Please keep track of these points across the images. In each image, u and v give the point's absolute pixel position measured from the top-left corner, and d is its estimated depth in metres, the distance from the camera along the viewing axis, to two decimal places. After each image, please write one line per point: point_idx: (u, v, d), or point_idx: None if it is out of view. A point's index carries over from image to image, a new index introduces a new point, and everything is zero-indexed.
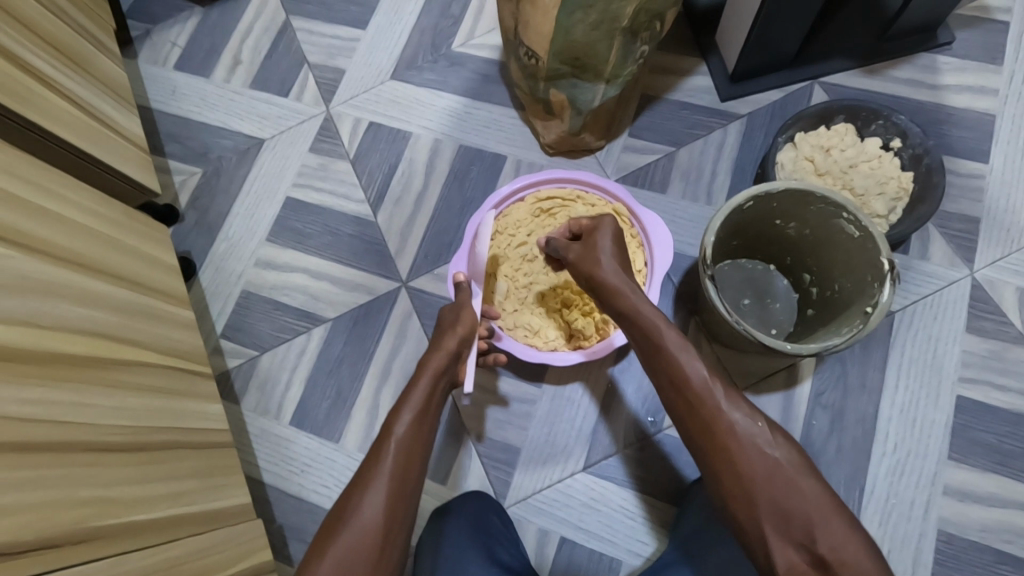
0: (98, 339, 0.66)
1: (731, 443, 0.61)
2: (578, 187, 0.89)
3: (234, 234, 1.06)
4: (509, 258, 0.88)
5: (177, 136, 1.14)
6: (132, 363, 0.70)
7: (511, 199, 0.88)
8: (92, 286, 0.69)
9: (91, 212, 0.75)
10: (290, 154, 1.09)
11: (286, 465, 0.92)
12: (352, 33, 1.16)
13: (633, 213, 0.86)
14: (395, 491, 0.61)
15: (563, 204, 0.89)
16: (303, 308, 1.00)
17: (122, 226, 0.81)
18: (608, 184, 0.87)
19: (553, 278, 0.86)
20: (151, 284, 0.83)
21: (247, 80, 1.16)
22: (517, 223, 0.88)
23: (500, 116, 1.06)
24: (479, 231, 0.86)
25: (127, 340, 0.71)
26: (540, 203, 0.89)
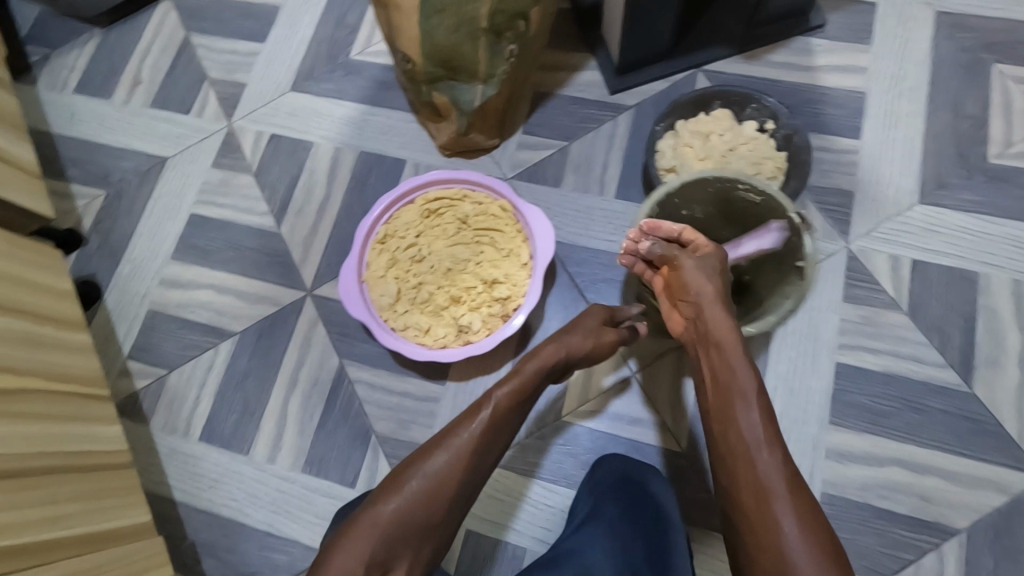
0: None
1: (736, 445, 0.60)
2: (465, 186, 0.91)
3: (138, 254, 1.05)
4: (400, 260, 0.89)
5: (78, 160, 1.13)
6: (14, 391, 0.70)
7: (401, 201, 0.90)
8: None
9: None
10: (192, 172, 1.09)
11: (196, 482, 0.92)
12: (251, 47, 1.16)
13: (518, 208, 0.89)
14: (468, 449, 0.63)
15: (451, 203, 0.91)
16: (209, 324, 1.00)
17: (9, 254, 0.81)
18: (492, 182, 0.90)
19: (442, 276, 0.88)
20: (40, 311, 0.83)
21: (148, 99, 1.16)
22: (406, 225, 0.89)
23: (398, 121, 1.07)
24: (369, 236, 0.88)
25: (9, 367, 0.71)
26: (429, 204, 0.91)
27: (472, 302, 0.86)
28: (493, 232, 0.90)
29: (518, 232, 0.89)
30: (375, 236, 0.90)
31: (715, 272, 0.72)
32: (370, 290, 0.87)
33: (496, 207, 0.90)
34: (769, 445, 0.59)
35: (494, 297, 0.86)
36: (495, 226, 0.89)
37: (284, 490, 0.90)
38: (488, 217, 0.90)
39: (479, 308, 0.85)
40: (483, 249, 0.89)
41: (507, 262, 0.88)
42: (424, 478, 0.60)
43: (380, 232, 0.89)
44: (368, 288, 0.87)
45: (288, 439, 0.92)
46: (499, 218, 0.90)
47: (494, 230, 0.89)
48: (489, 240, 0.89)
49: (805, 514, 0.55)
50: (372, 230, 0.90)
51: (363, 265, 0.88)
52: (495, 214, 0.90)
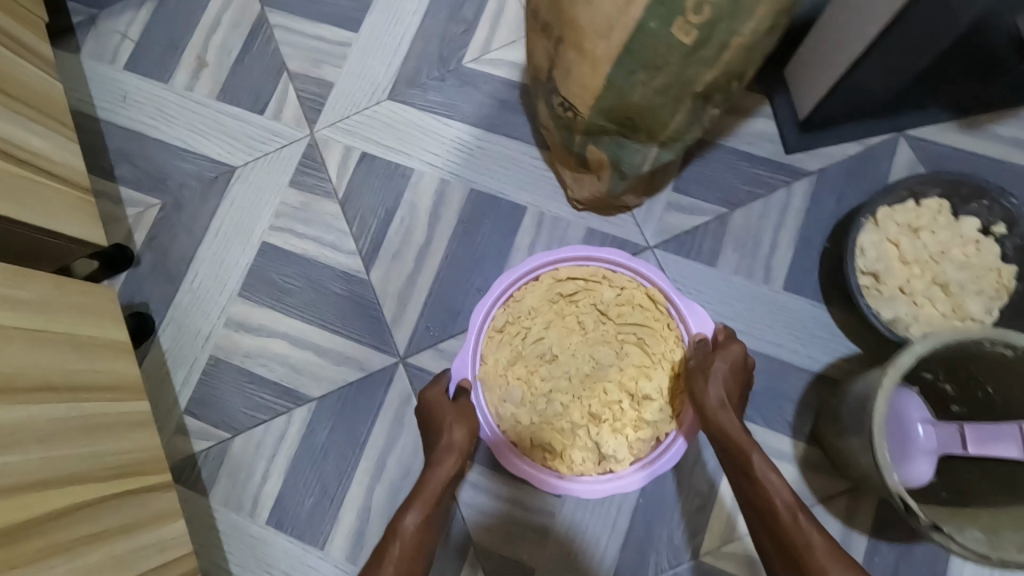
0: (14, 496, 0.52)
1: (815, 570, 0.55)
2: (605, 266, 0.80)
3: (200, 285, 0.89)
4: (524, 356, 0.79)
5: (129, 156, 0.95)
6: (63, 514, 0.56)
7: (527, 276, 0.80)
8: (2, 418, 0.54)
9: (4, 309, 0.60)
10: (266, 189, 0.91)
11: (262, 572, 0.80)
12: (342, 36, 0.96)
13: (670, 300, 0.79)
14: (427, 501, 0.67)
15: (587, 286, 0.80)
16: (282, 383, 0.85)
17: (48, 315, 0.65)
18: (641, 267, 0.79)
19: (578, 383, 0.79)
20: (93, 382, 0.68)
21: (214, 88, 0.96)
22: (531, 311, 0.79)
23: (519, 155, 0.88)
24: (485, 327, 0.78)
25: (53, 479, 0.57)
26: (560, 282, 0.80)
27: (614, 419, 0.78)
28: (640, 326, 0.79)
29: (668, 328, 0.79)
30: (491, 324, 0.79)
31: (721, 366, 0.70)
32: (487, 390, 0.79)
33: (643, 294, 0.79)
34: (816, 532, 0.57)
35: (639, 417, 0.77)
36: (644, 322, 0.79)
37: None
38: (633, 308, 0.79)
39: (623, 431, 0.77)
40: (626, 350, 0.79)
41: (655, 368, 0.78)
42: None
43: (500, 321, 0.79)
44: (483, 389, 0.78)
45: (373, 536, 0.79)
46: (647, 308, 0.79)
47: (639, 323, 0.79)
48: (635, 337, 0.79)
49: None
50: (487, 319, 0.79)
51: (477, 361, 0.78)
52: (642, 305, 0.79)
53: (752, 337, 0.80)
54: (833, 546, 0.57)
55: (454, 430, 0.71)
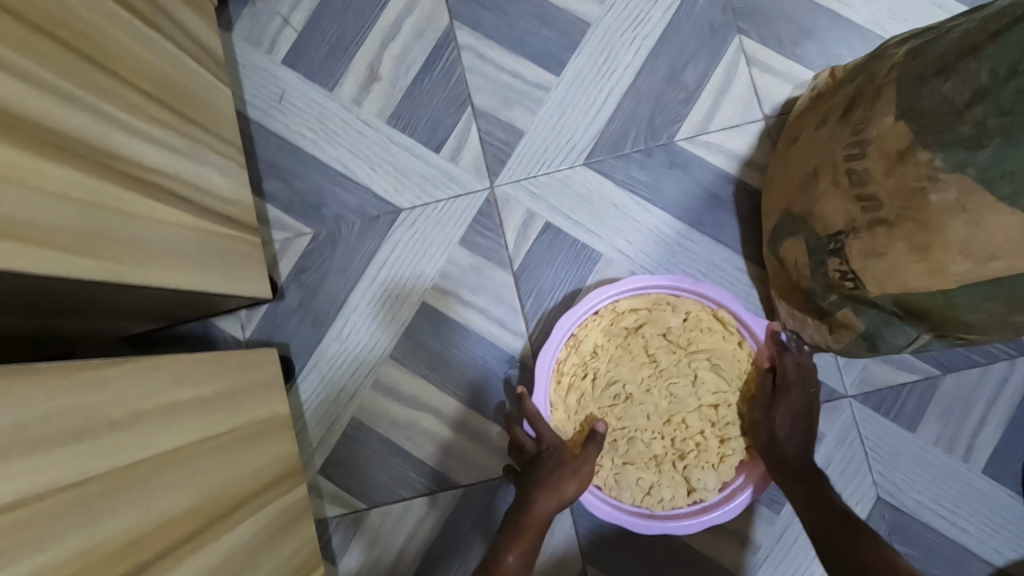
0: None
1: None
2: (668, 292, 0.71)
3: (349, 336, 0.82)
4: (597, 396, 0.71)
5: (282, 170, 0.84)
6: None
7: (585, 313, 0.70)
8: (218, 558, 0.49)
9: (209, 406, 0.54)
10: (434, 241, 0.82)
11: None
12: (541, 76, 0.84)
13: (741, 319, 0.70)
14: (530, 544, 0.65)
15: (650, 315, 0.71)
16: (428, 462, 0.80)
17: (240, 398, 0.59)
18: (707, 289, 0.69)
19: (657, 419, 0.71)
20: (278, 471, 0.63)
21: (387, 109, 0.84)
22: (595, 351, 0.71)
23: (721, 263, 0.80)
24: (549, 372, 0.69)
25: None
26: (623, 316, 0.71)
27: (698, 454, 0.71)
28: (713, 352, 0.71)
29: (738, 347, 0.71)
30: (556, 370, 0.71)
31: (789, 415, 0.67)
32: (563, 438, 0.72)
33: (711, 317, 0.71)
34: None
35: (724, 445, 0.71)
36: (715, 346, 0.71)
37: None
38: (702, 333, 0.71)
39: (710, 462, 0.71)
40: (702, 377, 0.71)
41: (732, 394, 0.72)
42: None
43: (565, 366, 0.70)
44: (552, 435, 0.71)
45: None
46: (715, 331, 0.71)
47: (711, 348, 0.71)
48: (709, 364, 0.71)
49: None
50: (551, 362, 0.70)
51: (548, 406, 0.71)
52: (710, 329, 0.71)
53: (938, 516, 0.75)
54: None
55: (564, 474, 0.66)
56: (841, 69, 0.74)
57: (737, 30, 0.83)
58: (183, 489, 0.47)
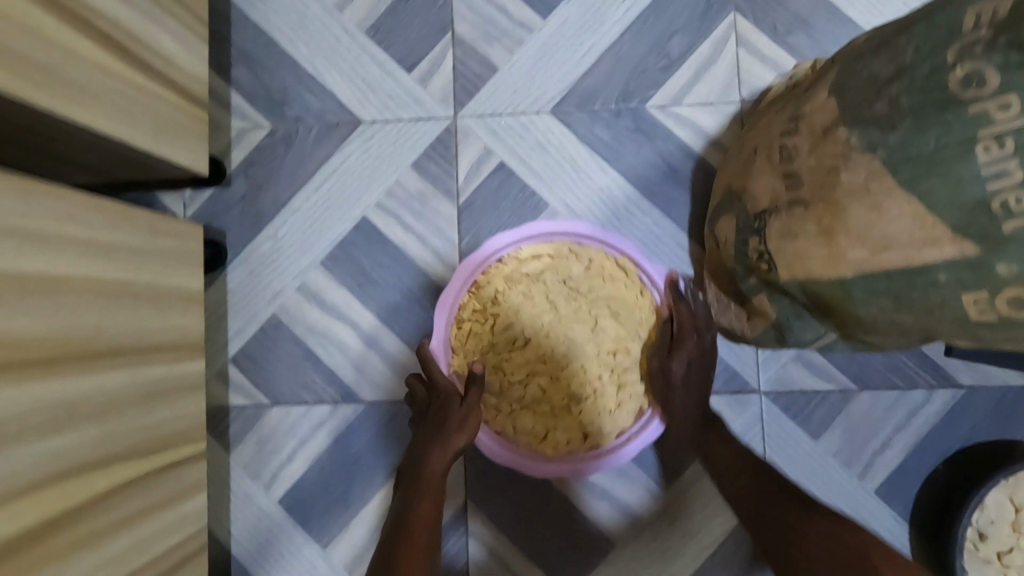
0: (60, 483, 0.48)
1: None
2: (571, 240, 0.75)
3: (285, 235, 0.82)
4: (496, 338, 0.74)
5: (253, 60, 0.83)
6: (102, 498, 0.53)
7: (485, 260, 0.74)
8: (70, 392, 0.50)
9: (99, 251, 0.54)
10: (387, 159, 0.82)
11: (260, 546, 0.79)
12: (527, 15, 0.82)
13: (641, 266, 0.75)
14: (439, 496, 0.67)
15: (553, 262, 0.75)
16: (337, 372, 0.80)
17: (139, 258, 0.59)
18: (609, 236, 0.74)
19: (554, 366, 0.74)
20: (169, 338, 0.64)
21: (367, 20, 0.83)
22: (496, 296, 0.74)
23: (665, 238, 0.79)
24: (448, 312, 0.73)
25: (102, 458, 0.53)
26: (523, 262, 0.75)
27: (595, 400, 0.74)
28: (613, 300, 0.74)
29: (640, 296, 0.75)
30: (456, 314, 0.74)
31: (682, 366, 0.71)
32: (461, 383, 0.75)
33: (612, 265, 0.75)
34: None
35: (621, 391, 0.74)
36: (615, 293, 0.74)
37: None
38: (603, 280, 0.75)
39: (608, 408, 0.74)
40: (602, 325, 0.74)
41: (633, 342, 0.75)
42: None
43: (464, 309, 0.73)
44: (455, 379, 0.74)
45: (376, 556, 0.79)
46: (616, 280, 0.75)
47: (611, 297, 0.74)
48: (608, 311, 0.74)
49: None
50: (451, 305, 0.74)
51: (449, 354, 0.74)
52: (611, 276, 0.74)
53: None
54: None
55: (452, 415, 0.69)
56: (822, 61, 0.72)
57: (734, 7, 0.81)
58: (48, 320, 0.48)
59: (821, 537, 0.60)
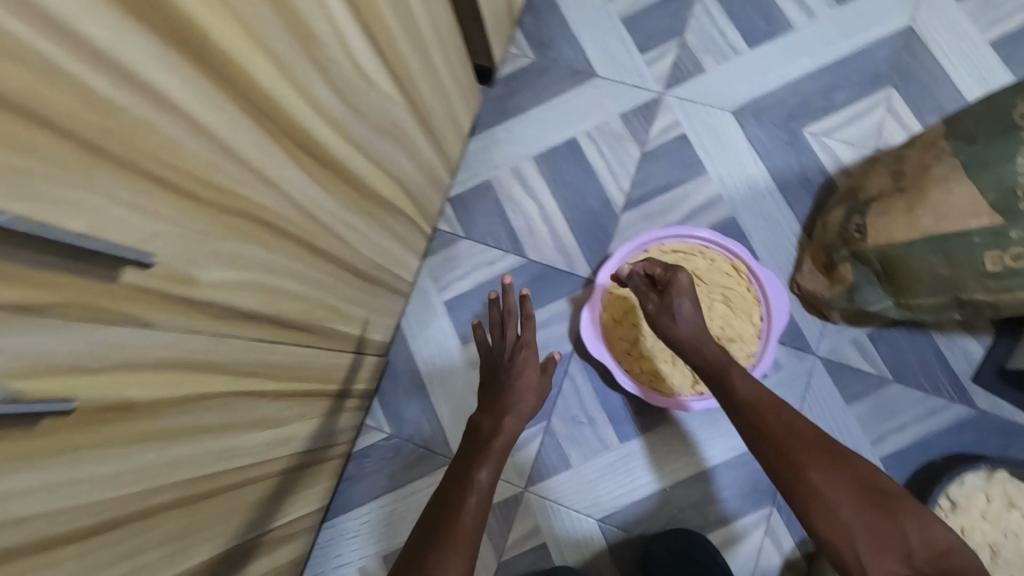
0: (394, 186, 0.81)
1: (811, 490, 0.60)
2: (701, 243, 0.96)
3: (516, 131, 1.15)
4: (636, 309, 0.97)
5: (538, 12, 1.18)
6: (396, 212, 0.85)
7: (637, 249, 0.96)
8: (415, 141, 0.83)
9: (448, 73, 0.88)
10: (605, 106, 1.14)
11: (420, 327, 1.10)
12: (739, 43, 1.12)
13: (752, 270, 0.93)
14: (498, 464, 0.69)
15: (685, 257, 0.95)
16: (515, 232, 1.12)
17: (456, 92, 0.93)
18: (730, 243, 0.94)
19: None
20: (443, 150, 0.97)
21: (628, 11, 1.16)
22: None
23: (784, 223, 1.05)
24: (607, 282, 0.96)
25: (405, 191, 0.86)
26: (663, 254, 0.96)
27: None
28: (726, 289, 0.93)
29: (747, 291, 0.93)
30: (611, 282, 0.97)
31: (682, 305, 0.79)
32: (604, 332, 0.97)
33: (729, 266, 0.94)
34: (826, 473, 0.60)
35: None
36: (728, 285, 0.93)
37: (468, 391, 1.07)
38: (721, 275, 0.94)
39: None
40: (715, 306, 0.93)
41: (735, 324, 0.92)
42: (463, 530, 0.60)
43: (618, 279, 0.96)
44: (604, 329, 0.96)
45: None
46: (730, 275, 0.94)
47: (725, 287, 0.94)
48: (721, 296, 0.93)
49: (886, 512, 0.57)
50: (608, 276, 0.97)
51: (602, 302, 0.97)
52: (727, 273, 0.94)
53: None
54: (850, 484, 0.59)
55: (520, 385, 0.78)
56: None
57: (893, 84, 1.07)
58: (426, 94, 0.82)
59: (809, 430, 0.64)
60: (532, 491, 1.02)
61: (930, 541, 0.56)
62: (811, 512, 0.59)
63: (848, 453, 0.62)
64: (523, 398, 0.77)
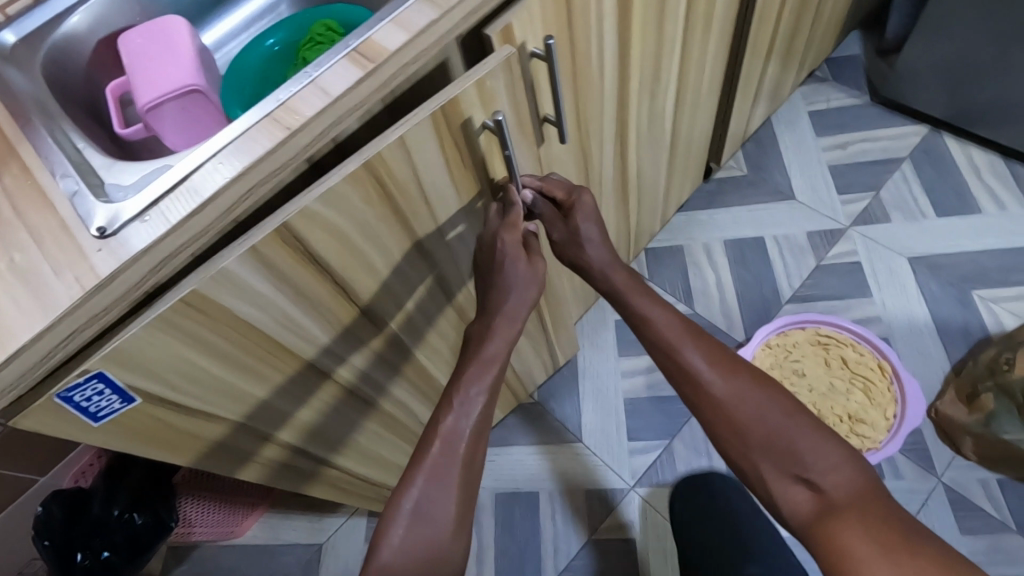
0: (633, 203, 1.11)
1: (728, 409, 0.65)
2: (854, 337, 1.12)
3: (716, 217, 1.41)
4: (783, 368, 1.11)
5: (761, 142, 1.49)
6: (624, 224, 1.14)
7: (795, 323, 1.14)
8: (657, 179, 1.13)
9: (693, 147, 1.20)
10: (797, 222, 1.38)
11: (590, 332, 1.32)
12: (928, 210, 1.33)
13: (895, 373, 1.07)
14: (490, 388, 0.65)
15: (837, 344, 1.12)
16: (691, 289, 1.34)
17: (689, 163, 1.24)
18: (882, 344, 1.08)
19: (814, 398, 1.08)
20: (664, 205, 1.27)
21: (835, 161, 1.44)
22: (794, 344, 1.13)
23: (935, 359, 1.17)
24: (765, 337, 1.13)
25: (635, 212, 1.15)
26: (818, 335, 1.13)
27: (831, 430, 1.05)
28: (867, 380, 1.08)
29: (886, 388, 1.07)
30: (767, 340, 1.13)
31: (590, 229, 0.72)
32: None
33: (875, 363, 1.09)
34: (751, 392, 0.65)
35: (851, 434, 1.04)
36: (870, 378, 1.08)
37: (614, 393, 1.25)
38: (866, 368, 1.09)
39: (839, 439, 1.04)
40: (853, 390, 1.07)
41: (869, 411, 1.06)
42: (442, 466, 0.61)
43: (774, 339, 1.13)
44: None
45: (638, 380, 1.26)
46: (874, 371, 1.08)
47: (866, 379, 1.08)
48: (860, 384, 1.08)
49: (787, 413, 0.64)
50: (766, 334, 1.14)
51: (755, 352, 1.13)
52: (872, 368, 1.08)
53: None
54: (764, 404, 0.64)
55: (505, 296, 0.66)
56: None
57: None
58: (678, 152, 1.14)
59: (731, 358, 0.68)
60: (638, 491, 1.17)
61: (822, 454, 0.61)
62: (720, 426, 0.66)
63: (755, 374, 0.66)
64: (516, 295, 0.66)
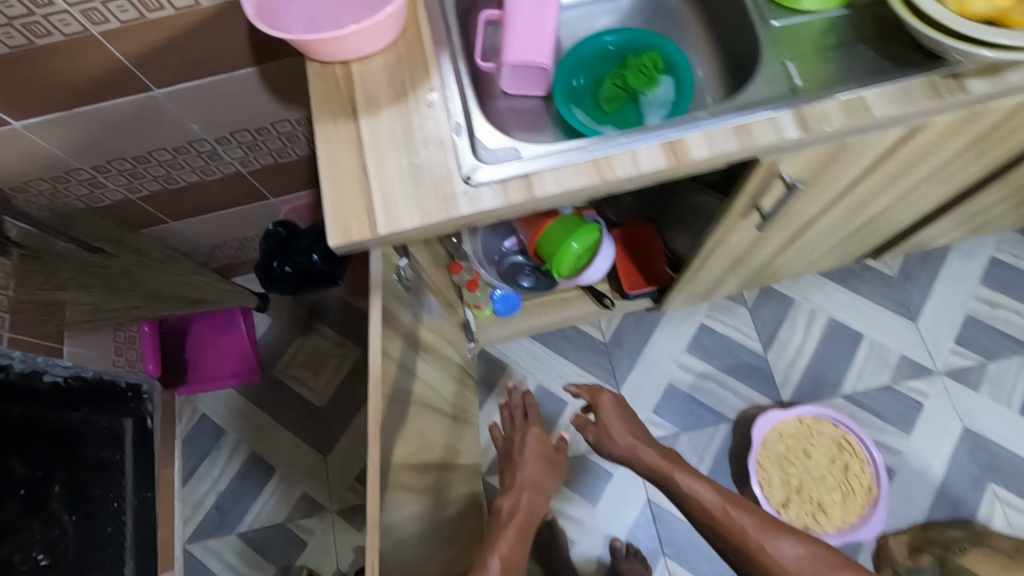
0: (782, 257, 1.26)
1: (770, 561, 0.91)
2: (869, 458, 1.31)
3: (838, 295, 1.53)
4: (799, 440, 1.33)
5: (927, 259, 1.53)
6: (763, 265, 1.30)
7: (832, 419, 1.34)
8: (813, 249, 1.27)
9: (862, 239, 1.29)
10: (899, 342, 1.48)
11: (676, 320, 1.55)
12: (1014, 403, 1.42)
13: (876, 500, 1.28)
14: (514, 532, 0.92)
15: (852, 453, 1.32)
16: (775, 337, 1.52)
17: (851, 248, 1.34)
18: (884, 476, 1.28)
19: (805, 475, 1.31)
20: (806, 265, 1.41)
21: (975, 314, 1.49)
22: (821, 431, 1.33)
23: (916, 507, 1.36)
24: (803, 412, 1.34)
25: (779, 261, 1.30)
26: (843, 438, 1.33)
27: (798, 502, 1.29)
28: (851, 490, 1.29)
29: (859, 505, 1.29)
30: (802, 415, 1.35)
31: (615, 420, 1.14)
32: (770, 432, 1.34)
33: (867, 485, 1.30)
34: (784, 540, 0.92)
35: (808, 514, 1.28)
36: (854, 490, 1.29)
37: (661, 374, 1.51)
38: (858, 483, 1.30)
39: (798, 510, 1.29)
40: (835, 489, 1.30)
41: (834, 510, 1.28)
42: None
43: (809, 418, 1.34)
44: (773, 428, 1.34)
45: (686, 376, 1.51)
46: (862, 489, 1.29)
47: (852, 489, 1.29)
48: (844, 489, 1.30)
49: (822, 556, 0.90)
50: (803, 411, 1.35)
51: (787, 416, 1.35)
52: (862, 485, 1.30)
53: None
54: (802, 553, 0.91)
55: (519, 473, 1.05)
56: None
57: None
58: (847, 239, 1.25)
59: (746, 519, 0.96)
60: None
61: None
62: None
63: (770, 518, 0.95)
64: (526, 475, 1.05)
